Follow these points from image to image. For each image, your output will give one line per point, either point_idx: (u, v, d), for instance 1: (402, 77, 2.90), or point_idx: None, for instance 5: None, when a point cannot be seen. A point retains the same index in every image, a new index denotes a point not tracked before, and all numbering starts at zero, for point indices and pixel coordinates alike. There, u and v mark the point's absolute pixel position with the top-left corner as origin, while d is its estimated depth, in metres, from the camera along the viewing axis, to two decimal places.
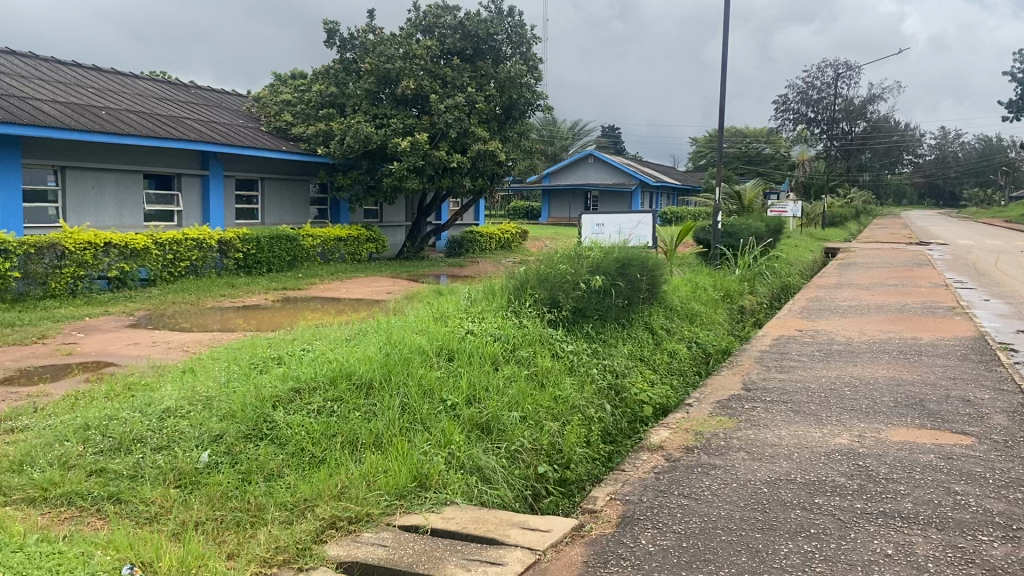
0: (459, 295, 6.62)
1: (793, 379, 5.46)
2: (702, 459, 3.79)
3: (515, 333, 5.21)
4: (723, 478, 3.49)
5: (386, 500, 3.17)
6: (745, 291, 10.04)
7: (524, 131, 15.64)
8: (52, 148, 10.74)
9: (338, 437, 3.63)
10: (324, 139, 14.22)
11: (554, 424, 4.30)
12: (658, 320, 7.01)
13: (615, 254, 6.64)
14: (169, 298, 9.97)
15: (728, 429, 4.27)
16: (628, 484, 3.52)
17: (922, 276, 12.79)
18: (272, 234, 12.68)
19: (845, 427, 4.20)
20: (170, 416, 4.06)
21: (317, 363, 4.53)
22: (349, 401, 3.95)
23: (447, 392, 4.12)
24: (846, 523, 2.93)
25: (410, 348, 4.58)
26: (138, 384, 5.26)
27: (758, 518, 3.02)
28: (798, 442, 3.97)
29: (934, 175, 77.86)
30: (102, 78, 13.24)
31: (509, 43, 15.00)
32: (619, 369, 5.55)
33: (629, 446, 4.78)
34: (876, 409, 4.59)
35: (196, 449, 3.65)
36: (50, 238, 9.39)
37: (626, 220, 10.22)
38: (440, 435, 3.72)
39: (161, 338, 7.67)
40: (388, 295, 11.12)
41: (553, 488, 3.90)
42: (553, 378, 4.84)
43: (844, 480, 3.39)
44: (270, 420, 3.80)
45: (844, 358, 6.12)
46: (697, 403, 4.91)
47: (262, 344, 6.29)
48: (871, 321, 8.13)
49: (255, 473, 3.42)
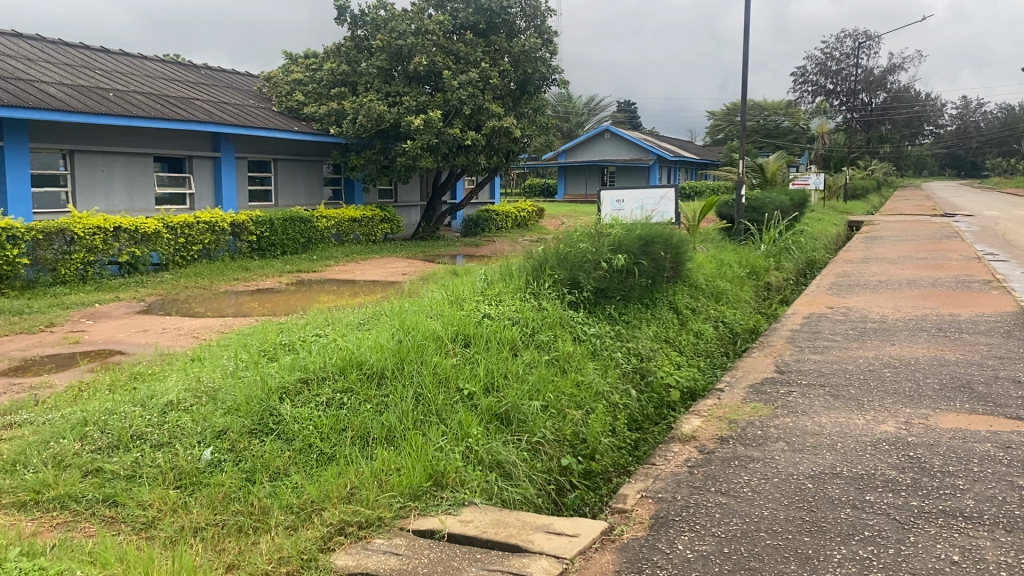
0: (476, 276, 6.35)
1: (829, 360, 5.18)
2: (739, 450, 3.53)
3: (534, 316, 4.96)
4: (763, 473, 3.23)
5: (399, 502, 2.93)
6: (771, 267, 9.72)
7: (539, 106, 15.30)
8: (60, 132, 10.53)
9: (348, 432, 3.40)
10: (335, 118, 13.95)
11: (577, 413, 4.06)
12: (683, 299, 6.75)
13: (638, 229, 6.33)
14: (182, 283, 9.79)
15: (764, 416, 4.01)
16: (660, 479, 3.26)
17: (952, 248, 12.42)
18: (285, 215, 12.45)
19: (890, 414, 3.93)
20: (173, 410, 3.86)
21: (328, 350, 4.30)
22: (360, 393, 3.70)
23: (464, 380, 3.89)
24: (904, 525, 2.67)
25: (424, 334, 4.33)
26: (143, 374, 5.06)
27: (805, 518, 2.76)
28: (841, 431, 3.69)
29: (956, 145, 76.63)
30: (110, 60, 13.02)
31: (523, 17, 14.62)
32: (643, 352, 5.29)
33: (657, 433, 4.54)
34: (921, 392, 4.30)
35: (198, 446, 3.43)
36: (59, 223, 9.18)
37: (648, 196, 9.91)
38: (457, 428, 3.48)
39: (171, 324, 7.48)
40: (404, 276, 10.90)
41: (577, 481, 3.68)
42: (575, 363, 4.59)
43: (895, 474, 3.12)
44: (276, 414, 3.57)
45: (881, 336, 5.83)
46: (729, 387, 4.64)
47: (273, 330, 6.07)
48: (905, 296, 7.81)
49: (259, 472, 3.20)
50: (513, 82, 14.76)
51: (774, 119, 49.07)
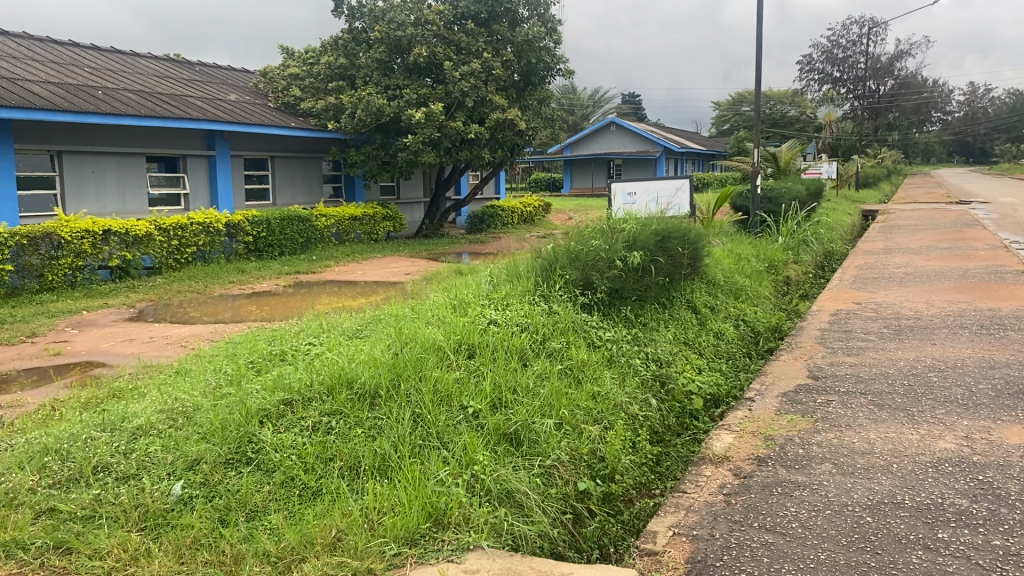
0: (480, 276, 5.95)
1: (866, 363, 4.74)
2: (781, 474, 3.10)
3: (545, 321, 4.56)
4: (812, 503, 2.81)
5: (392, 548, 2.52)
6: (789, 261, 9.29)
7: (544, 98, 14.88)
8: (47, 133, 10.12)
9: (336, 461, 3.00)
10: (335, 113, 13.53)
11: (595, 428, 3.66)
12: (701, 297, 6.34)
13: (654, 224, 5.88)
14: (175, 287, 9.40)
15: (804, 431, 3.57)
16: (693, 512, 2.84)
17: (976, 237, 11.97)
18: (283, 215, 12.04)
19: (945, 427, 3.50)
20: (144, 436, 3.46)
21: (315, 365, 3.88)
22: (350, 415, 3.29)
23: (468, 397, 3.48)
24: (990, 573, 2.26)
25: (423, 344, 3.92)
26: (122, 391, 4.66)
27: (870, 564, 2.34)
28: (894, 449, 3.26)
29: (963, 132, 75.85)
30: (101, 57, 12.62)
31: (526, 5, 14.13)
32: (662, 356, 4.88)
33: (680, 447, 4.12)
34: (975, 400, 3.87)
35: (168, 479, 3.03)
36: (45, 227, 8.76)
37: (660, 188, 9.56)
38: (461, 453, 3.08)
39: (159, 332, 7.08)
40: (406, 276, 10.49)
41: (597, 507, 3.27)
42: (590, 373, 4.18)
43: (967, 504, 2.70)
44: (256, 441, 3.18)
45: (919, 335, 5.39)
46: (760, 396, 4.20)
47: (265, 338, 5.66)
48: (936, 289, 7.37)
49: (235, 511, 2.80)
50: (516, 73, 14.35)
51: (780, 108, 48.50)
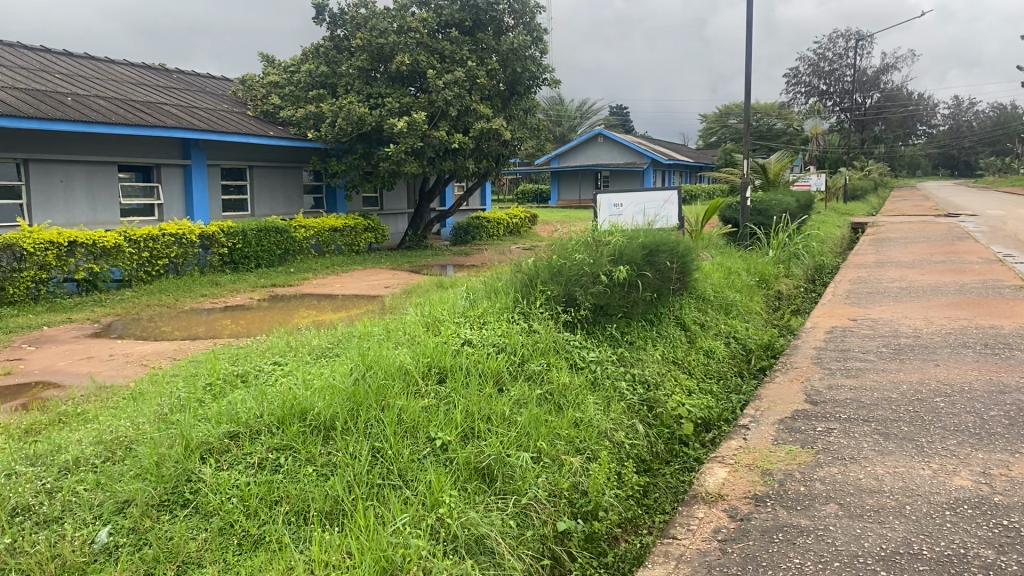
0: (458, 291, 5.63)
1: (867, 386, 4.44)
2: (782, 517, 2.78)
3: (523, 341, 4.23)
4: (817, 554, 2.49)
5: None
6: (780, 275, 9.01)
7: (529, 107, 14.60)
8: (13, 141, 9.74)
9: (282, 506, 2.68)
10: (315, 122, 13.18)
11: (577, 459, 3.33)
12: (690, 313, 6.04)
13: (641, 237, 5.58)
14: (144, 300, 9.01)
15: (806, 465, 3.26)
16: (685, 562, 2.52)
17: (968, 250, 11.74)
18: (260, 226, 11.68)
19: (959, 461, 3.20)
20: (73, 473, 3.09)
21: (269, 391, 3.52)
22: (302, 451, 2.96)
23: (437, 427, 3.16)
24: None
25: (389, 369, 3.59)
26: (66, 418, 4.26)
27: None
28: (905, 487, 2.95)
29: (948, 145, 76.18)
30: (74, 64, 12.27)
31: (512, 13, 13.89)
32: (650, 378, 4.56)
33: (670, 477, 3.80)
34: (988, 429, 3.57)
35: (93, 524, 2.67)
36: (6, 238, 8.38)
37: (649, 199, 9.31)
38: (426, 493, 2.76)
39: (120, 349, 6.69)
40: (387, 289, 10.13)
41: (578, 550, 2.95)
42: (572, 398, 3.86)
43: (994, 556, 2.39)
44: (195, 480, 2.85)
45: (921, 355, 5.09)
46: (755, 424, 3.88)
47: (227, 357, 5.29)
48: (934, 305, 7.09)
49: (164, 563, 2.46)
50: (502, 82, 14.05)
51: (767, 120, 48.40)
